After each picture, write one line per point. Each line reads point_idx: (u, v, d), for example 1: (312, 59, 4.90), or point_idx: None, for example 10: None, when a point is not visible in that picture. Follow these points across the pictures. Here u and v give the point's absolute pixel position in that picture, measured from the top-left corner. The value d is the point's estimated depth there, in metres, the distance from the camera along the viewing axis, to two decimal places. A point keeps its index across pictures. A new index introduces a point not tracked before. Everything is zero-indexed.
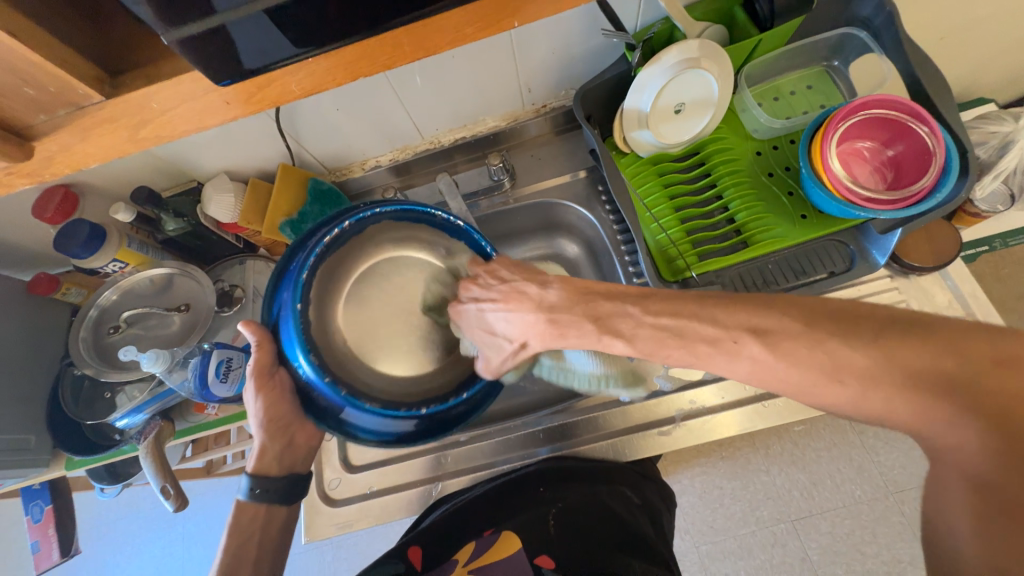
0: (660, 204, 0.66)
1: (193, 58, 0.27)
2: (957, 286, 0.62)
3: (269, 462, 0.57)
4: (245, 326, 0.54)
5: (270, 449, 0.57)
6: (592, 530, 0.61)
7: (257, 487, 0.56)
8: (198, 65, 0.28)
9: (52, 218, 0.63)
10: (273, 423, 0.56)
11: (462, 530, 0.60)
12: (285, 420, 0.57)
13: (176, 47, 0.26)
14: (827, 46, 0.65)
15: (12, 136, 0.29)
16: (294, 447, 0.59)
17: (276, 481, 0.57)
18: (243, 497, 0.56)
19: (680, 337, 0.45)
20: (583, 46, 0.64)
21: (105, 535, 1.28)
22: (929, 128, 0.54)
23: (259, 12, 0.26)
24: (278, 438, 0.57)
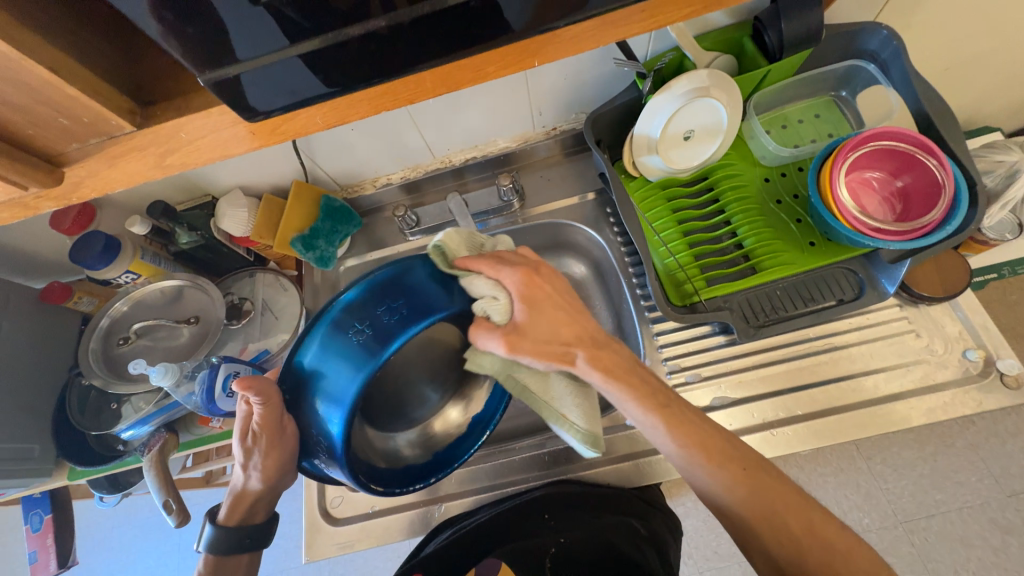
0: (668, 227, 0.67)
1: (224, 95, 0.28)
2: (968, 317, 0.62)
3: (255, 510, 0.60)
4: (240, 385, 0.50)
5: (258, 499, 0.59)
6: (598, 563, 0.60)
7: (244, 537, 0.57)
8: (223, 100, 0.29)
9: (70, 229, 0.65)
10: (272, 480, 0.58)
11: (463, 558, 0.59)
12: (279, 480, 0.59)
13: (210, 86, 0.27)
14: (834, 77, 0.66)
15: (45, 162, 0.30)
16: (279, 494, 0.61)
17: (252, 530, 0.58)
18: (210, 552, 0.56)
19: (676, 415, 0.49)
20: (594, 72, 0.65)
21: (101, 543, 1.27)
22: (937, 160, 0.54)
23: (293, 57, 0.27)
24: (265, 493, 0.59)
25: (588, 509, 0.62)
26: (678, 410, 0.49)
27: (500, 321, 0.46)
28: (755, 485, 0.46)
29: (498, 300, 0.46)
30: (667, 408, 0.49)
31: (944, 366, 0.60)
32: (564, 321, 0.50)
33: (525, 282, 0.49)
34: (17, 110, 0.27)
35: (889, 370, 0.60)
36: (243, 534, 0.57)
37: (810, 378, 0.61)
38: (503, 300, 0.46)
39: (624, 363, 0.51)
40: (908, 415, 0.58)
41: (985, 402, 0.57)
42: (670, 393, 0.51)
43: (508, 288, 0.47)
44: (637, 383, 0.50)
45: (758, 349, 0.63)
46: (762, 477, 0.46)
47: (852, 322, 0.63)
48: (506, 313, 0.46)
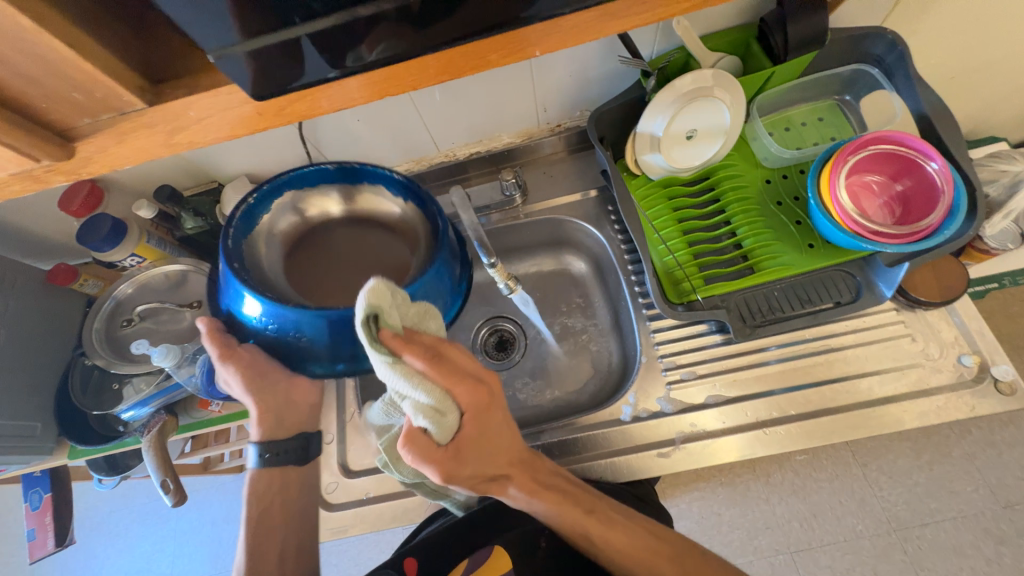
0: (668, 225, 0.67)
1: (227, 71, 0.29)
2: (964, 323, 0.62)
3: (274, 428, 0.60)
4: (203, 320, 0.54)
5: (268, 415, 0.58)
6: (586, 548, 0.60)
7: (267, 451, 0.60)
8: (231, 76, 0.29)
9: (78, 210, 0.66)
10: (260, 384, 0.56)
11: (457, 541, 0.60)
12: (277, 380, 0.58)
13: (217, 61, 0.28)
14: (839, 81, 0.66)
15: (57, 136, 0.30)
16: (292, 404, 0.61)
17: (279, 444, 0.60)
18: (255, 466, 0.60)
19: (581, 514, 0.54)
20: (599, 70, 0.66)
21: (99, 525, 1.28)
22: (937, 165, 0.54)
23: (298, 37, 0.28)
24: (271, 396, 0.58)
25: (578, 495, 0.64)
26: (586, 507, 0.54)
27: (439, 438, 0.42)
28: (605, 522, 0.54)
29: (427, 404, 0.40)
30: (577, 512, 0.53)
31: (939, 370, 0.60)
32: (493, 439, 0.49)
33: (484, 407, 0.45)
34: (32, 83, 0.27)
35: (883, 373, 0.60)
36: (275, 447, 0.60)
37: (803, 379, 0.62)
38: (435, 422, 0.40)
39: (534, 473, 0.54)
40: (901, 417, 0.58)
41: (978, 407, 0.58)
42: (543, 473, 0.55)
43: (449, 395, 0.42)
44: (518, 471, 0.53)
45: (753, 349, 0.64)
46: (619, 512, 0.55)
47: (849, 324, 0.63)
48: (450, 430, 0.42)
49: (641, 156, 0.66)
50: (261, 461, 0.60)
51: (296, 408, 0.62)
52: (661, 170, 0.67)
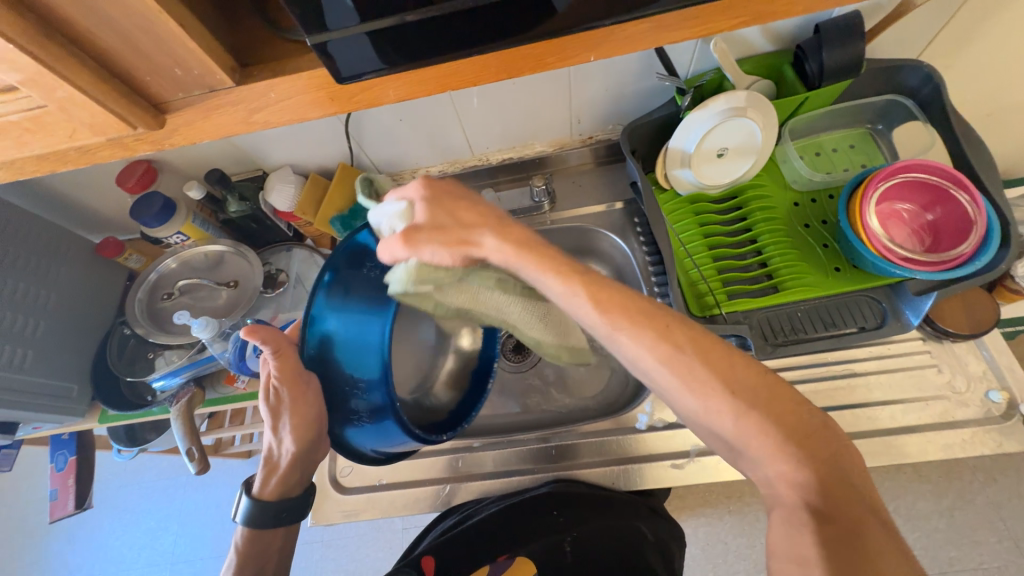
0: (695, 240, 0.68)
1: (323, 58, 0.31)
2: (993, 357, 0.61)
3: (291, 485, 0.59)
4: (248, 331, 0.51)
5: (292, 472, 0.58)
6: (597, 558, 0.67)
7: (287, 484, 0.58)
8: (323, 61, 0.31)
9: (133, 187, 0.70)
10: (305, 436, 0.57)
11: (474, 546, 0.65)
12: (315, 442, 0.58)
13: (314, 47, 0.30)
14: (872, 110, 0.67)
15: (152, 108, 0.33)
16: (313, 461, 0.60)
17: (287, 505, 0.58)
18: (247, 525, 0.57)
19: (650, 316, 0.44)
20: (637, 85, 0.68)
21: (111, 498, 1.32)
22: (970, 196, 0.55)
23: (362, 32, 0.29)
24: (307, 449, 0.58)
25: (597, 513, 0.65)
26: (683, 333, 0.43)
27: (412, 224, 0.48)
28: (680, 344, 0.42)
29: (398, 207, 0.49)
30: (666, 325, 0.43)
31: (964, 405, 0.59)
32: (472, 217, 0.49)
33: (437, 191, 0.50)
34: (142, 57, 0.30)
35: (907, 403, 0.59)
36: (280, 509, 0.57)
37: (823, 403, 0.61)
38: (403, 205, 0.48)
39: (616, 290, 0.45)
40: (923, 448, 0.57)
41: (1005, 444, 0.56)
42: (598, 278, 0.46)
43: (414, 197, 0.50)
44: (551, 263, 0.46)
45: (773, 369, 0.64)
46: (696, 329, 0.44)
47: (872, 351, 0.63)
48: (411, 215, 0.49)
49: (671, 170, 0.68)
50: (269, 518, 0.57)
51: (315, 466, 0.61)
52: (691, 185, 0.69)
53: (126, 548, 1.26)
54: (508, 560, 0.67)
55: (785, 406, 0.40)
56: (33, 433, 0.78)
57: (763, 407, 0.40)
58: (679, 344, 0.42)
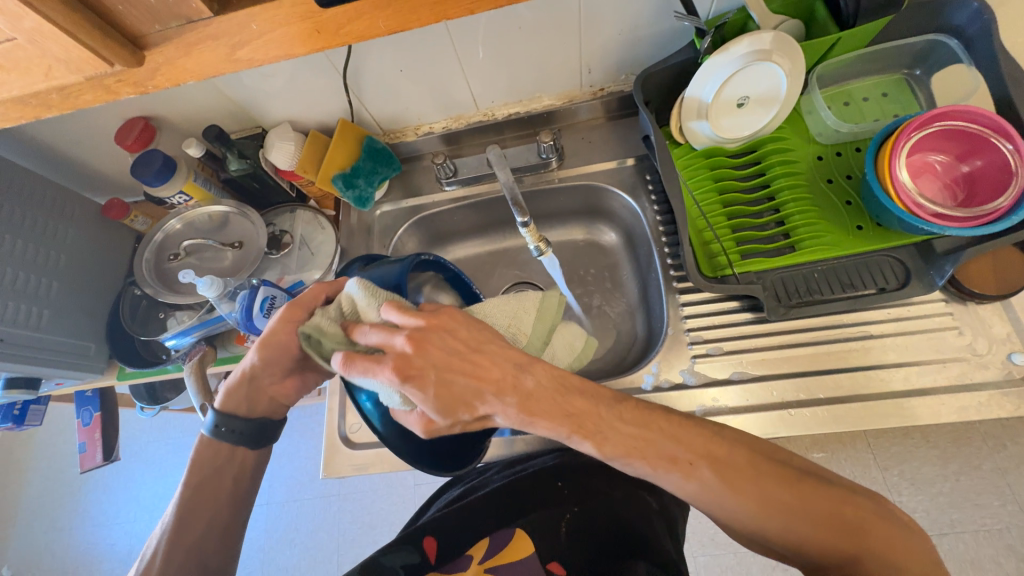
0: (709, 197, 0.65)
1: None
2: (1020, 319, 0.58)
3: (238, 404, 0.60)
4: None
5: (239, 392, 0.59)
6: (608, 536, 0.60)
7: (222, 425, 0.59)
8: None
9: (132, 145, 0.69)
10: (271, 352, 0.57)
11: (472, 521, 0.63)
12: (280, 365, 0.59)
13: None
14: (911, 53, 0.62)
15: (129, 43, 0.31)
16: (270, 393, 0.61)
17: (243, 423, 0.59)
18: (206, 430, 0.60)
19: (672, 451, 0.47)
20: (652, 28, 0.63)
21: (139, 452, 1.39)
22: (1013, 146, 0.50)
23: None
24: (268, 369, 0.58)
25: (602, 479, 0.65)
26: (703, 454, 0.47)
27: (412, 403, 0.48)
28: (707, 478, 0.46)
29: (397, 398, 0.48)
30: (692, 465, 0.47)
31: (984, 367, 0.57)
32: (473, 379, 0.47)
33: (414, 355, 0.46)
34: None
35: (923, 364, 0.58)
36: (236, 427, 0.59)
37: (835, 364, 0.60)
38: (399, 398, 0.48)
39: (644, 417, 0.48)
40: (935, 411, 0.56)
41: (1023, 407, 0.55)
42: (603, 415, 0.48)
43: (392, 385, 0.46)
44: (566, 420, 0.47)
45: (785, 330, 0.62)
46: (719, 455, 0.47)
47: (891, 312, 0.60)
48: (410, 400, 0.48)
49: (684, 123, 0.65)
50: (215, 430, 0.59)
51: (274, 398, 0.61)
52: (705, 140, 0.65)
53: (155, 498, 1.34)
54: (508, 532, 0.63)
55: (823, 509, 0.44)
56: (56, 389, 0.81)
57: (794, 515, 0.45)
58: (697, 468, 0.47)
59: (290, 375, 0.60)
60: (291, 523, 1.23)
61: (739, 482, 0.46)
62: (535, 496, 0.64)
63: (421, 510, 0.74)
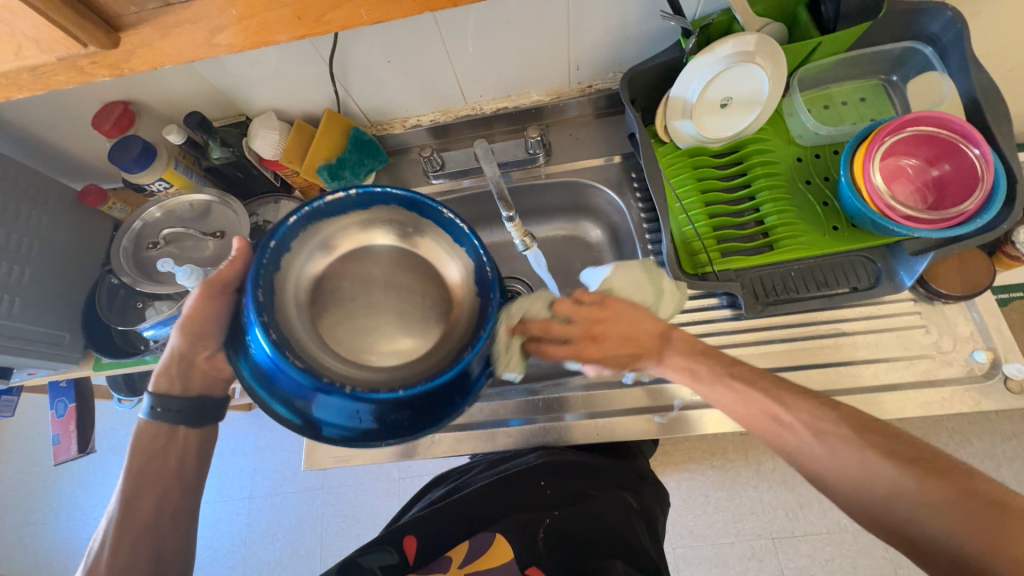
0: (691, 196, 0.66)
1: None
2: (983, 318, 0.61)
3: (172, 382, 0.59)
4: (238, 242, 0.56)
5: (172, 368, 0.59)
6: (587, 534, 0.60)
7: (158, 406, 0.58)
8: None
9: (110, 131, 0.67)
10: (196, 327, 0.58)
11: (452, 520, 0.64)
12: (206, 339, 0.59)
13: None
14: (888, 59, 0.64)
15: (105, 24, 0.30)
16: (200, 368, 0.61)
17: (180, 401, 0.58)
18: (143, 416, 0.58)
19: (762, 395, 0.49)
20: (640, 27, 0.64)
21: (117, 445, 1.36)
22: (980, 152, 0.52)
23: None
24: (199, 342, 0.59)
25: (582, 480, 0.65)
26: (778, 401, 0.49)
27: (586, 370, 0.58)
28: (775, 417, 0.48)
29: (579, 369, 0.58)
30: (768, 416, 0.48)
31: (948, 364, 0.59)
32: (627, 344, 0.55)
33: (592, 338, 0.55)
34: None
35: (891, 361, 0.60)
36: (174, 407, 0.58)
37: (808, 361, 0.62)
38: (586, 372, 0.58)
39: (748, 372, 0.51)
40: (902, 406, 0.58)
41: (984, 403, 0.57)
42: (716, 369, 0.52)
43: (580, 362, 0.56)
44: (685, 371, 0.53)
45: (759, 327, 0.64)
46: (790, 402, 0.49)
47: (862, 311, 0.62)
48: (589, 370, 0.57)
49: (668, 122, 0.65)
50: (154, 412, 0.58)
51: (205, 374, 0.61)
52: (689, 140, 0.66)
53: None
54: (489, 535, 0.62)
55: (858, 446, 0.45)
56: (28, 380, 0.79)
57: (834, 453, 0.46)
58: (788, 423, 0.47)
59: (221, 349, 0.61)
60: (272, 517, 1.22)
61: (806, 422, 0.47)
62: (516, 498, 0.64)
63: (405, 507, 0.75)
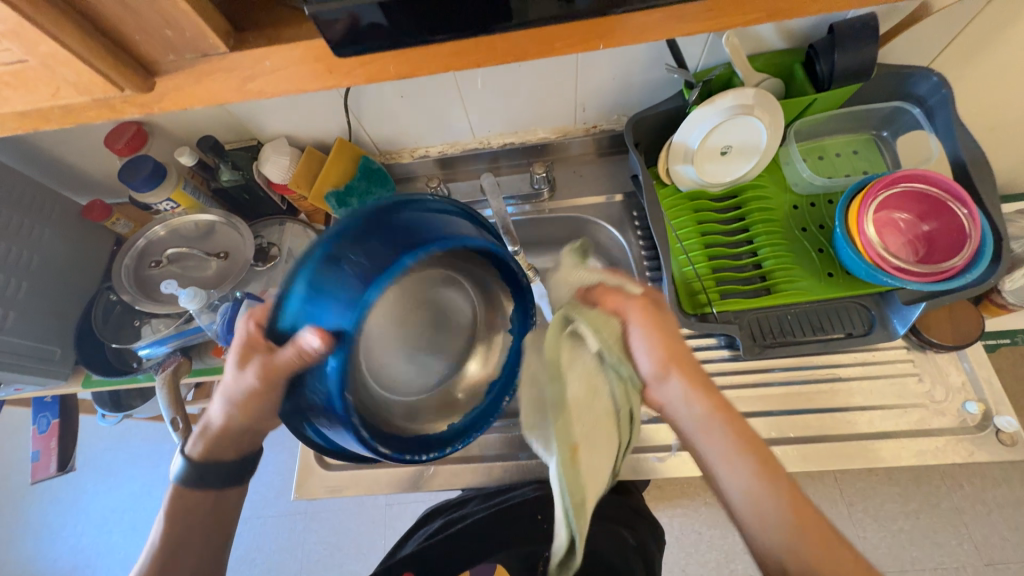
0: (691, 237, 0.68)
1: (322, 28, 0.29)
2: (973, 369, 0.62)
3: (219, 450, 0.52)
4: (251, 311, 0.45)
5: (217, 437, 0.51)
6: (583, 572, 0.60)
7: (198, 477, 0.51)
8: (324, 31, 0.29)
9: (122, 150, 0.68)
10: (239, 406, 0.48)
11: (447, 557, 0.63)
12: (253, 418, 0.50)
13: (312, 18, 0.28)
14: (879, 116, 0.67)
15: (141, 69, 0.32)
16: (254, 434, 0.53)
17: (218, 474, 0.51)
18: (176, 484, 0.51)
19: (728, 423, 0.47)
20: (644, 76, 0.67)
21: (95, 461, 1.32)
22: (967, 211, 0.55)
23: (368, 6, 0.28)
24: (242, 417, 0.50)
25: None
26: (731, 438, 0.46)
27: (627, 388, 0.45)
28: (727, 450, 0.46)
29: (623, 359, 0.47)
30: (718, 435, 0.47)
31: (941, 414, 0.60)
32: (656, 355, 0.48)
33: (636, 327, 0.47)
34: (130, 13, 0.29)
35: (886, 409, 0.61)
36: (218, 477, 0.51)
37: (804, 405, 0.62)
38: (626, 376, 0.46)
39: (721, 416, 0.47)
40: (897, 454, 0.59)
41: (976, 454, 0.58)
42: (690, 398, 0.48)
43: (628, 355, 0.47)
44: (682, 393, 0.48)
45: (756, 369, 0.65)
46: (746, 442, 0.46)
47: (857, 357, 0.64)
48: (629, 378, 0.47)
49: (670, 166, 0.68)
50: (193, 482, 0.51)
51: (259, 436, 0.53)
52: (690, 183, 0.69)
53: (108, 511, 1.27)
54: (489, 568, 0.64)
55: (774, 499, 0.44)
56: (13, 395, 0.77)
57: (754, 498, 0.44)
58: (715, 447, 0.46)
59: None
60: (252, 542, 1.18)
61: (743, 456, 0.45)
62: (513, 529, 0.65)
63: (402, 541, 0.73)
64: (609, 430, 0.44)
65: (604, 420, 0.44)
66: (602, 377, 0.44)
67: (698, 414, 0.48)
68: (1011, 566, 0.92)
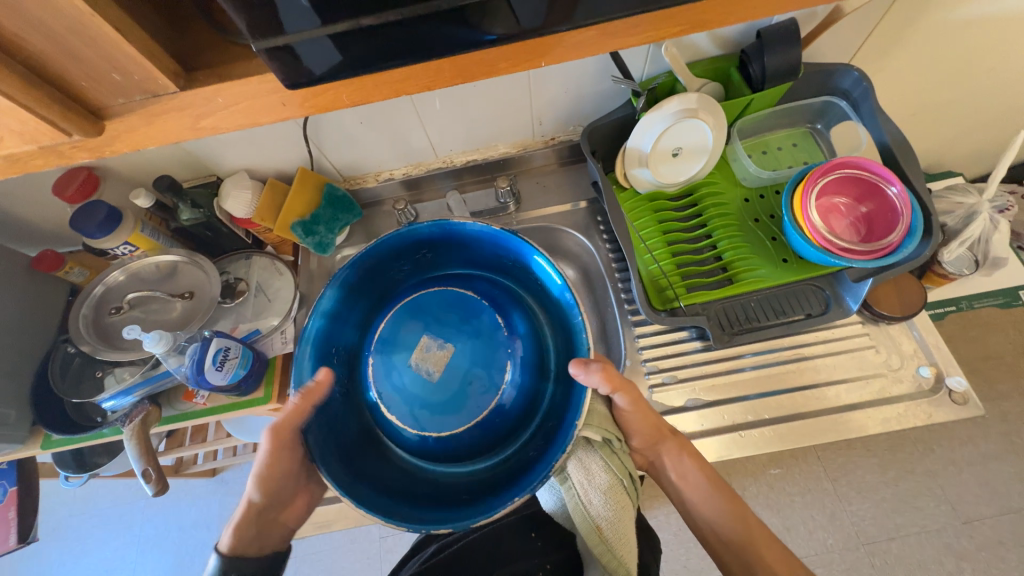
0: (655, 237, 0.71)
1: (270, 61, 0.30)
2: (923, 336, 0.67)
3: (248, 542, 0.53)
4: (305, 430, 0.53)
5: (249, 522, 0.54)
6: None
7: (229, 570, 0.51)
8: (273, 65, 0.30)
9: (73, 197, 0.66)
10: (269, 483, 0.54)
11: None
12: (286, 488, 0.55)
13: (262, 54, 0.29)
14: (811, 110, 0.72)
15: (89, 114, 0.32)
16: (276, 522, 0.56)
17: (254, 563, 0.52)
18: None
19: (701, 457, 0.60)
20: (594, 88, 0.70)
21: (60, 528, 1.23)
22: (896, 190, 0.60)
23: (320, 39, 0.29)
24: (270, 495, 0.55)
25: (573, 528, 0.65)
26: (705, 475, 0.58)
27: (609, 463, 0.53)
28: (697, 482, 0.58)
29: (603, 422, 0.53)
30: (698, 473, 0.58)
31: (899, 380, 0.64)
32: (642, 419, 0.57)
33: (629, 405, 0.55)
34: (76, 61, 0.29)
35: (850, 382, 0.64)
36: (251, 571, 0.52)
37: (776, 386, 0.65)
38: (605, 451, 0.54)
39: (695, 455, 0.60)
40: (864, 423, 0.62)
41: (934, 415, 0.62)
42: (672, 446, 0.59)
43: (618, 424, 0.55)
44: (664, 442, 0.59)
45: (728, 357, 0.67)
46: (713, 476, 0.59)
47: (819, 335, 0.67)
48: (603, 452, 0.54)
49: (627, 170, 0.71)
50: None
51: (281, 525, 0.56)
52: (648, 185, 0.72)
53: None
54: None
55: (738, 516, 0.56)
56: None
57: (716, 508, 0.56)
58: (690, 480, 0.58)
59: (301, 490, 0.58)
60: None
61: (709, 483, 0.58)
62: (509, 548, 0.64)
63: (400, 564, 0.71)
64: (622, 498, 0.53)
65: (616, 493, 0.52)
66: (594, 458, 0.53)
67: (682, 463, 0.59)
68: (985, 521, 0.97)
